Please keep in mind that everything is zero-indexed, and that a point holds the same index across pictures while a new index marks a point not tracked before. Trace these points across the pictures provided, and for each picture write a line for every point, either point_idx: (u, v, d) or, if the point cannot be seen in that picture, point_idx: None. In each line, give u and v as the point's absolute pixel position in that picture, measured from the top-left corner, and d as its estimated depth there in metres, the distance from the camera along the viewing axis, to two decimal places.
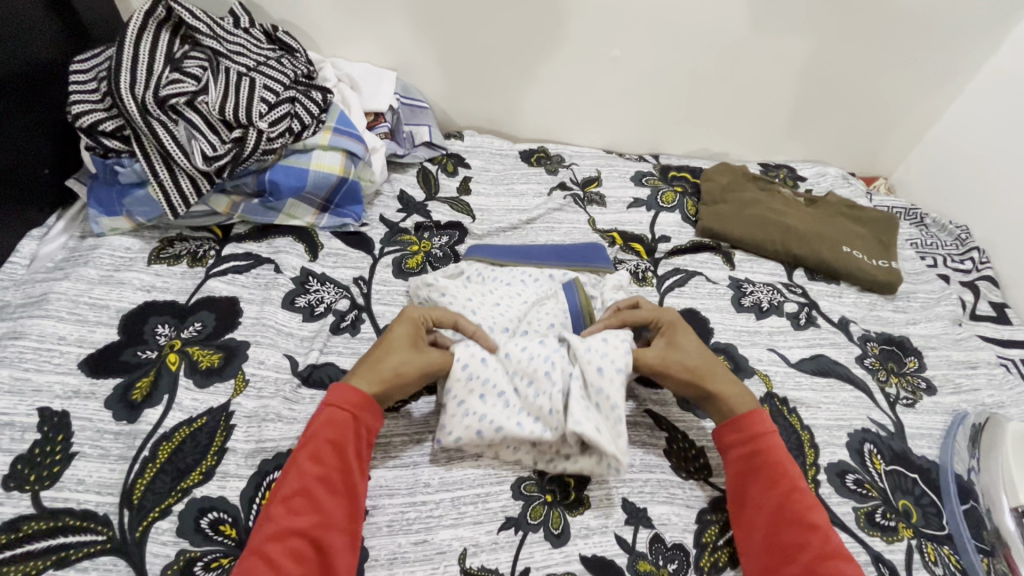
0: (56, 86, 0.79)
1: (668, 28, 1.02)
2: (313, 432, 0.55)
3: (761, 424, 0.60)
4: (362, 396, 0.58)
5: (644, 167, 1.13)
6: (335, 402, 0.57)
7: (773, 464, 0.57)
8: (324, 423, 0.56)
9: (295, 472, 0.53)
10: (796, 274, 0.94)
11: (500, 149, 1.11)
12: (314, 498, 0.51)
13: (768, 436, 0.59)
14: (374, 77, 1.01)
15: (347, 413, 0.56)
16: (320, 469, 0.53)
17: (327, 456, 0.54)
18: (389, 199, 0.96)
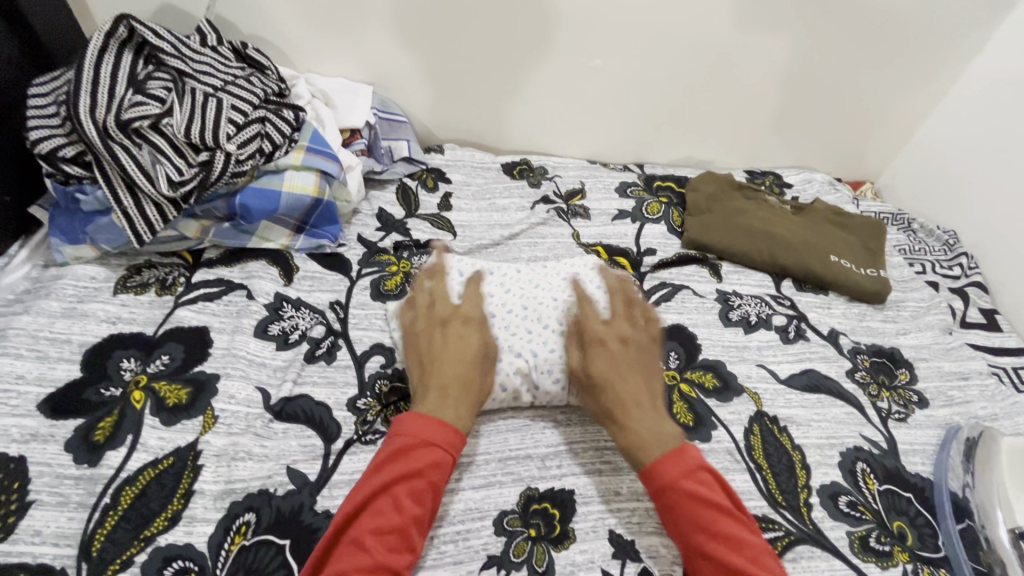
0: (13, 110, 0.76)
1: (650, 35, 1.00)
2: (418, 467, 0.54)
3: (668, 472, 0.55)
4: (455, 434, 0.57)
5: (628, 177, 1.11)
6: (439, 440, 0.55)
7: (688, 516, 0.53)
8: (429, 461, 0.54)
9: (396, 507, 0.51)
10: (784, 285, 0.92)
11: (481, 162, 1.09)
12: (409, 538, 0.51)
13: (677, 484, 0.55)
14: (349, 92, 0.99)
15: (448, 456, 0.56)
16: (420, 510, 0.52)
17: (427, 498, 0.53)
18: (367, 217, 0.94)
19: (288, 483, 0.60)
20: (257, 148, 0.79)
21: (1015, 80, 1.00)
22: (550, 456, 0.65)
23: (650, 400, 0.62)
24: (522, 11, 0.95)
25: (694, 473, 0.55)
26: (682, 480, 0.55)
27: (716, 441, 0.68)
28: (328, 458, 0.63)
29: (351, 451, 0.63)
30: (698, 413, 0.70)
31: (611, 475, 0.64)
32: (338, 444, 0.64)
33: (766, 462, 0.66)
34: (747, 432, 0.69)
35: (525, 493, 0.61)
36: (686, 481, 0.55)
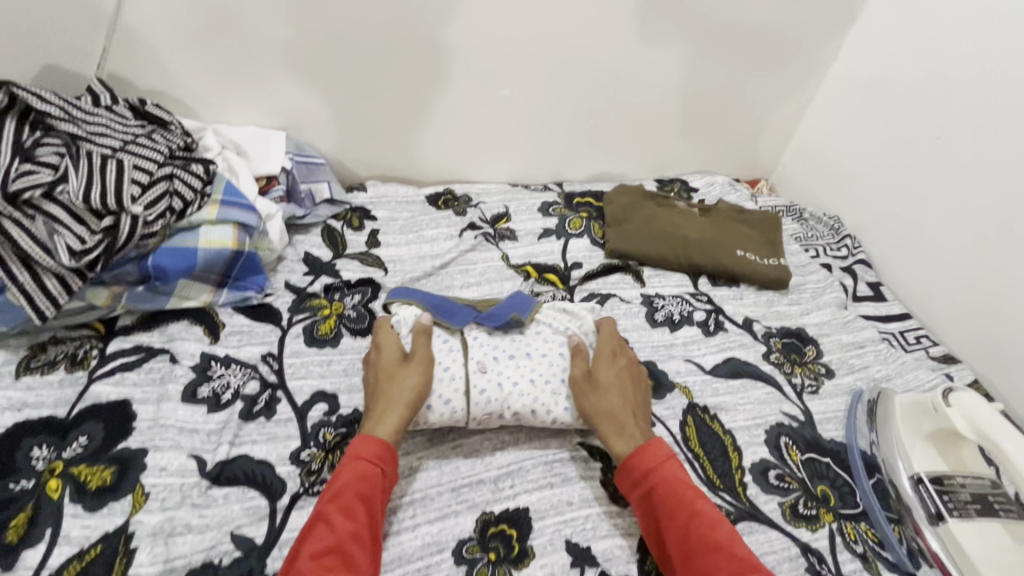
0: None
1: (552, 63, 1.06)
2: (344, 484, 0.56)
3: (652, 457, 0.62)
4: (383, 445, 0.60)
5: (549, 197, 1.17)
6: (364, 453, 0.59)
7: (670, 494, 0.59)
8: (355, 476, 0.57)
9: (327, 528, 0.53)
10: (701, 282, 0.99)
11: (406, 196, 1.11)
12: (349, 555, 0.51)
13: (659, 468, 0.61)
14: (261, 140, 0.98)
15: (375, 467, 0.58)
16: (354, 524, 0.53)
17: (359, 510, 0.55)
18: (293, 263, 0.93)
19: (234, 551, 0.57)
20: (167, 206, 0.77)
21: (871, 80, 1.15)
22: (501, 478, 0.66)
23: (634, 412, 0.67)
24: (425, 46, 0.99)
25: (668, 463, 0.62)
26: (664, 464, 0.61)
27: None
28: (275, 516, 0.61)
29: (299, 506, 0.62)
30: None
31: (563, 486, 0.66)
32: (284, 501, 0.62)
33: (703, 450, 0.71)
34: (682, 424, 0.74)
35: (482, 518, 0.62)
36: (667, 466, 0.61)
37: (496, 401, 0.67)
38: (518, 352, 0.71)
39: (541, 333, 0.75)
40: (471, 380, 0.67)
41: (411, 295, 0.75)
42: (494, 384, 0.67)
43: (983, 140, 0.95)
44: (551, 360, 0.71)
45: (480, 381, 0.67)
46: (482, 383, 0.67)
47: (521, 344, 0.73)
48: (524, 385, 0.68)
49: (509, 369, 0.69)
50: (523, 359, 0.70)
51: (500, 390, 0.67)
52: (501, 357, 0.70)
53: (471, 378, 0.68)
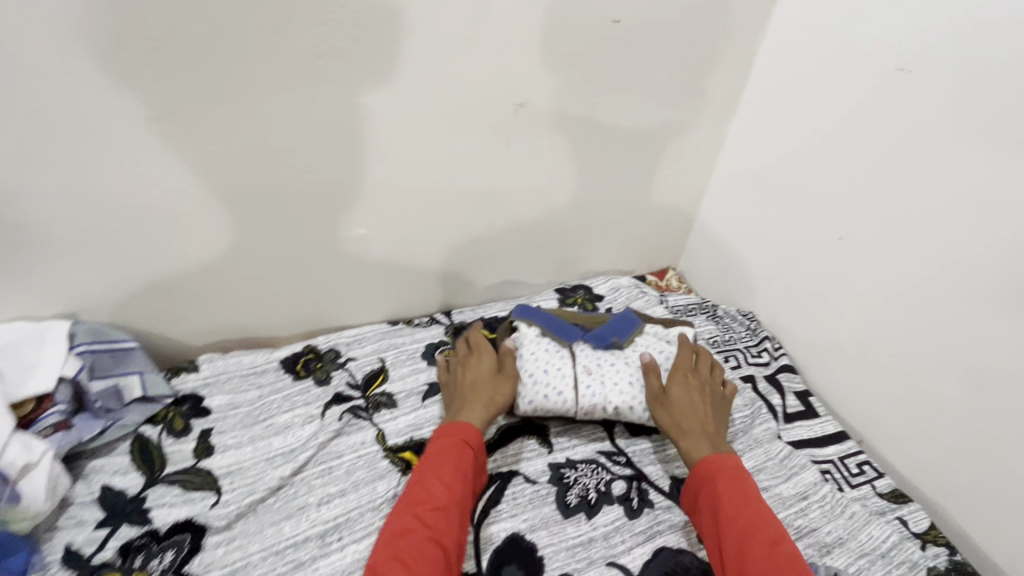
0: None
1: (414, 193, 0.89)
2: (449, 458, 0.69)
3: (720, 462, 0.68)
4: (472, 428, 0.73)
5: (435, 335, 0.99)
6: (457, 432, 0.72)
7: (735, 491, 0.65)
8: (444, 452, 0.70)
9: (438, 488, 0.65)
10: (617, 434, 0.84)
11: (253, 366, 0.89)
12: (447, 516, 0.63)
13: (717, 473, 0.67)
14: (30, 343, 0.74)
15: (461, 442, 0.71)
16: (452, 490, 0.66)
17: (455, 483, 0.66)
18: (82, 507, 0.69)
19: None
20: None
21: None
22: None
23: (705, 416, 0.76)
24: (240, 199, 0.79)
25: (738, 472, 0.67)
26: (729, 469, 0.67)
27: None
28: None
29: None
30: None
31: None
32: None
33: None
34: None
35: None
36: (732, 470, 0.67)
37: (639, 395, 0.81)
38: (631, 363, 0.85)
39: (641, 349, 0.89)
40: (580, 380, 0.82)
41: (530, 315, 0.91)
42: (602, 383, 0.82)
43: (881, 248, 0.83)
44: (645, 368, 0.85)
45: (587, 380, 0.82)
46: (599, 381, 0.82)
47: (621, 360, 0.86)
48: (611, 392, 0.81)
49: (610, 373, 0.83)
50: (622, 367, 0.84)
51: (603, 388, 0.81)
52: (604, 364, 0.84)
53: (579, 377, 0.82)
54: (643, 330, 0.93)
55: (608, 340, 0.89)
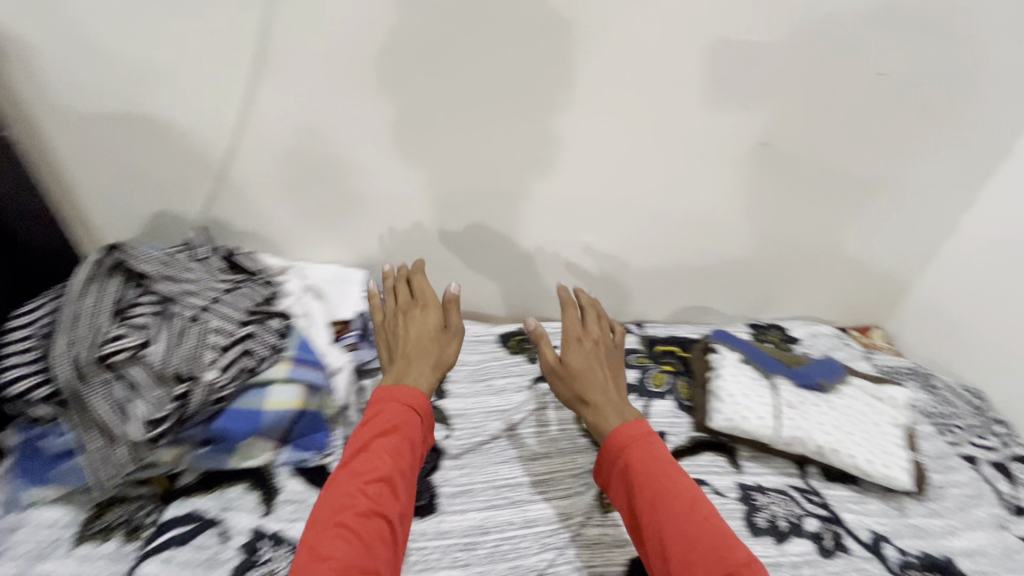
0: None
1: (640, 211, 1.00)
2: (391, 425, 0.70)
3: (632, 434, 0.71)
4: (417, 395, 0.74)
5: (630, 342, 1.07)
6: (408, 403, 0.73)
7: (645, 466, 0.67)
8: (388, 420, 0.71)
9: (377, 457, 0.66)
10: (810, 475, 0.84)
11: (477, 335, 1.06)
12: (391, 487, 0.65)
13: (633, 448, 0.69)
14: (341, 281, 0.98)
15: (405, 410, 0.72)
16: (400, 461, 0.67)
17: (402, 453, 0.68)
18: (357, 413, 0.88)
19: None
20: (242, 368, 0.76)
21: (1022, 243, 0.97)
22: None
23: (613, 390, 0.79)
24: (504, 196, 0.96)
25: (644, 441, 0.70)
26: (644, 436, 0.70)
27: None
28: None
29: None
30: None
31: None
32: None
33: None
34: None
35: None
36: (645, 451, 0.69)
37: (845, 444, 0.82)
38: (839, 410, 0.86)
39: (849, 396, 0.89)
40: (784, 414, 0.85)
41: (731, 344, 0.97)
42: (807, 423, 0.84)
43: None
44: (853, 419, 0.85)
45: (791, 416, 0.84)
46: (803, 420, 0.84)
47: (827, 403, 0.87)
48: (814, 428, 0.83)
49: (814, 415, 0.85)
50: (828, 411, 0.85)
51: (807, 428, 0.83)
52: (809, 404, 0.86)
53: (782, 411, 0.85)
54: (850, 380, 0.92)
55: (813, 382, 0.90)
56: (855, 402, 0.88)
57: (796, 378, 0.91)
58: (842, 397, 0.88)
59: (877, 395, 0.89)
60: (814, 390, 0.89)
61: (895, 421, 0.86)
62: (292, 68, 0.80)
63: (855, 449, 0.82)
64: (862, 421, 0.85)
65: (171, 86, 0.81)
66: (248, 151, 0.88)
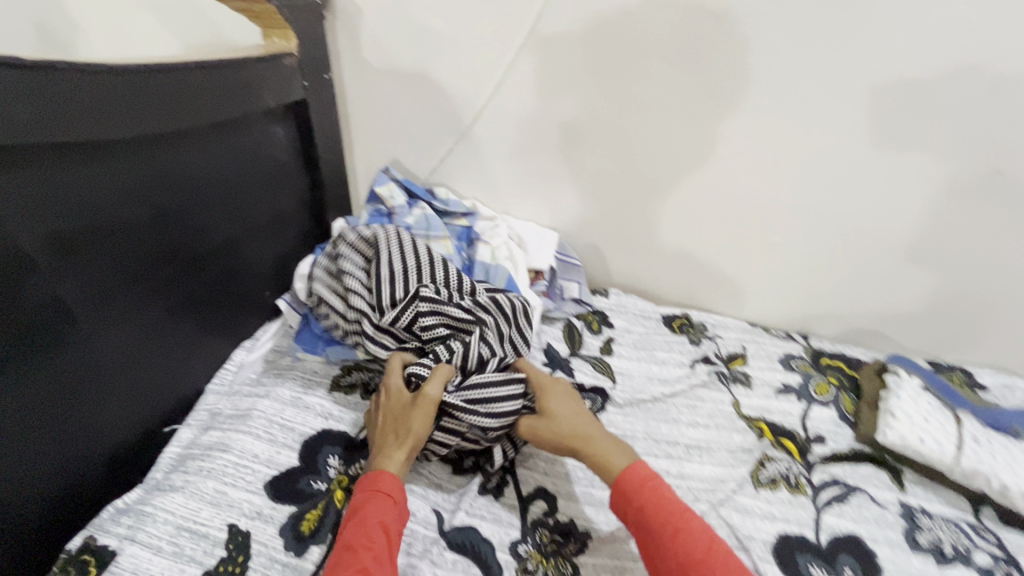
0: (282, 227, 1.01)
1: (836, 220, 1.01)
2: (362, 511, 0.65)
3: (633, 480, 0.66)
4: (393, 478, 0.69)
5: (794, 349, 1.08)
6: (378, 488, 0.67)
7: (654, 508, 0.63)
8: (362, 508, 0.65)
9: (349, 547, 0.60)
10: (984, 514, 0.81)
11: (644, 310, 1.14)
12: (367, 567, 0.58)
13: (638, 491, 0.65)
14: (538, 236, 1.11)
15: (381, 495, 0.67)
16: (374, 544, 0.60)
17: (377, 534, 0.62)
18: (536, 350, 1.02)
19: None
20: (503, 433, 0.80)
21: None
22: None
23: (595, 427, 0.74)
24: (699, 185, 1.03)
25: (648, 484, 0.66)
26: (647, 481, 0.66)
27: None
28: None
29: None
30: None
31: None
32: None
33: None
34: None
35: None
36: (641, 493, 0.65)
37: None
38: None
39: None
40: (967, 444, 0.83)
41: (913, 368, 0.96)
42: (996, 462, 0.81)
43: None
44: None
45: (977, 449, 0.83)
46: (989, 457, 0.82)
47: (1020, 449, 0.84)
48: (1003, 470, 0.80)
49: (1006, 456, 0.82)
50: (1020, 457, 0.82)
51: (993, 464, 0.81)
52: (1001, 446, 0.84)
53: (966, 442, 0.84)
54: None
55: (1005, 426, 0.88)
56: None
57: (985, 419, 0.89)
58: None
59: None
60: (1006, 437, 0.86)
61: None
62: (554, 49, 0.95)
63: None
64: None
65: (449, 54, 1.00)
66: (494, 114, 1.04)
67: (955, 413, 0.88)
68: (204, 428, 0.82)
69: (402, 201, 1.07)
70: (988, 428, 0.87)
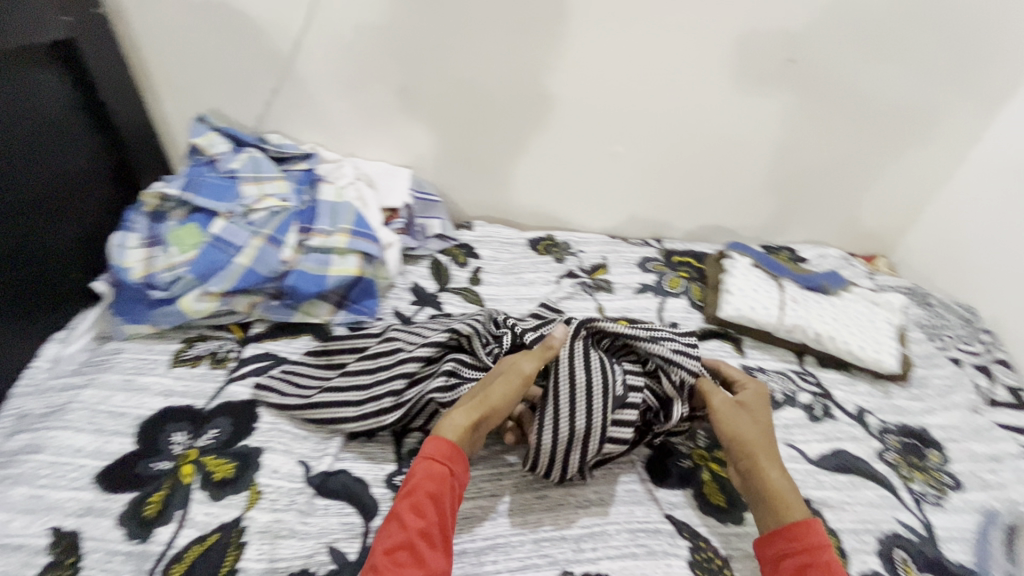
0: (76, 196, 0.87)
1: (667, 124, 1.06)
2: (413, 484, 0.59)
3: (806, 538, 0.57)
4: (453, 446, 0.62)
5: (649, 252, 1.15)
6: (432, 453, 0.61)
7: (801, 571, 0.55)
8: (424, 476, 0.60)
9: (400, 525, 0.56)
10: (806, 362, 0.93)
11: (509, 238, 1.15)
12: (418, 553, 0.54)
13: (815, 550, 0.56)
14: (389, 174, 1.07)
15: (443, 467, 0.61)
16: (424, 523, 0.56)
17: (430, 509, 0.57)
18: (402, 290, 0.99)
19: (328, 563, 0.61)
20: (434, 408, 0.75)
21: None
22: (584, 537, 0.65)
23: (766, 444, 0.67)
24: (536, 104, 1.03)
25: (824, 549, 0.56)
26: (819, 543, 0.57)
27: (750, 525, 0.68)
28: (368, 536, 0.63)
29: None
30: (731, 495, 0.71)
31: (647, 560, 0.63)
32: (376, 522, 0.65)
33: None
34: None
35: None
36: (822, 552, 0.56)
37: (843, 334, 0.92)
38: (842, 309, 0.96)
39: (848, 299, 1.00)
40: (788, 306, 0.94)
41: (745, 251, 1.06)
42: (810, 315, 0.94)
43: None
44: (851, 315, 0.95)
45: (795, 308, 0.94)
46: (805, 312, 0.94)
47: (829, 301, 0.97)
48: (814, 319, 0.93)
49: (818, 309, 0.95)
50: (828, 308, 0.96)
51: (808, 317, 0.93)
52: (814, 302, 0.97)
53: (787, 303, 0.95)
54: (851, 288, 1.02)
55: (818, 285, 1.01)
56: (854, 307, 0.97)
57: (802, 282, 1.01)
58: (839, 298, 0.99)
59: (875, 304, 0.99)
60: (818, 294, 1.00)
61: (887, 321, 0.96)
62: None
63: (855, 338, 0.92)
64: (859, 315, 0.96)
65: None
66: (315, 43, 0.96)
67: (778, 282, 1.00)
68: (10, 434, 0.71)
69: (227, 148, 0.96)
70: (804, 289, 0.99)
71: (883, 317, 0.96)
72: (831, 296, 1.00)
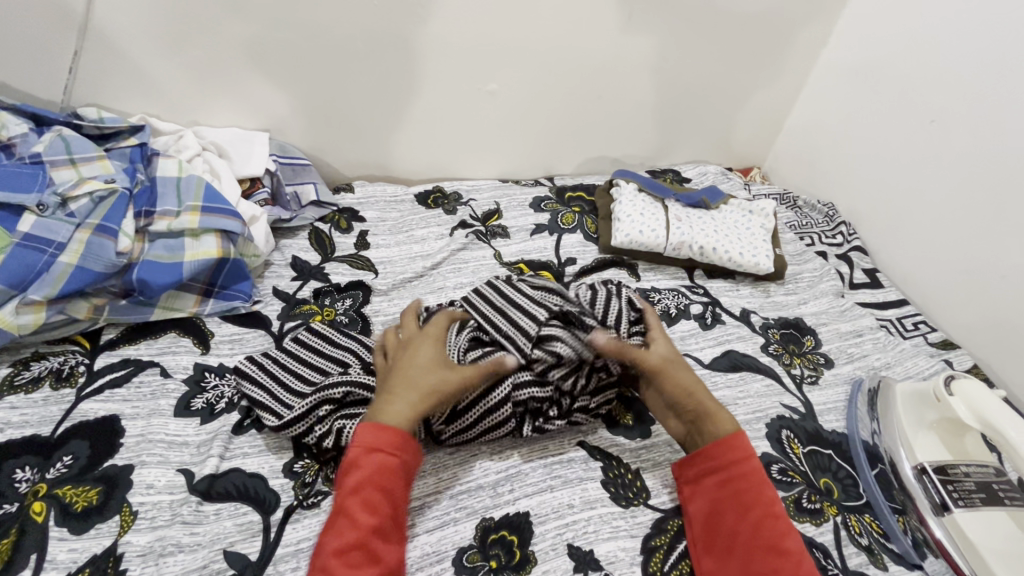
0: None
1: (540, 56, 1.02)
2: (362, 477, 0.55)
3: (738, 450, 0.61)
4: (399, 433, 0.57)
5: (541, 192, 1.13)
6: (382, 444, 0.56)
7: (737, 489, 0.59)
8: (368, 468, 0.55)
9: (349, 522, 0.52)
10: (695, 275, 0.98)
11: (395, 195, 1.08)
12: (373, 550, 0.51)
13: (744, 462, 0.60)
14: (243, 141, 0.96)
15: (390, 455, 0.56)
16: (377, 519, 0.53)
17: (383, 503, 0.54)
18: (281, 267, 0.91)
19: (227, 569, 0.55)
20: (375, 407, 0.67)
21: (864, 68, 1.11)
22: (500, 482, 0.65)
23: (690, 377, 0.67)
24: (396, 47, 0.94)
25: (751, 460, 0.61)
26: (745, 458, 0.60)
27: (656, 434, 0.72)
28: (269, 531, 0.59)
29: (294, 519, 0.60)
30: (637, 411, 0.74)
31: (563, 490, 0.64)
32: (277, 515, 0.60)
33: None
34: None
35: (481, 524, 0.61)
36: (747, 464, 0.60)
37: (725, 245, 0.97)
38: (722, 222, 1.01)
39: (726, 212, 1.05)
40: (673, 224, 0.97)
41: (631, 177, 1.07)
42: (695, 230, 0.97)
43: (952, 140, 0.96)
44: (730, 225, 1.01)
45: (680, 225, 0.97)
46: (689, 229, 0.97)
47: (709, 215, 1.02)
48: (697, 234, 0.97)
49: (700, 224, 0.99)
50: (709, 221, 1.00)
51: (693, 232, 0.96)
52: (697, 218, 1.00)
53: (672, 222, 0.98)
54: (729, 201, 1.07)
55: (699, 201, 1.04)
56: (733, 219, 1.03)
57: (685, 201, 1.05)
58: (718, 211, 1.04)
59: (750, 211, 1.05)
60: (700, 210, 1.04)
61: (762, 226, 1.02)
62: None
63: (736, 246, 0.97)
64: (737, 225, 1.01)
65: None
66: None
67: (663, 204, 1.03)
68: None
69: (26, 128, 0.79)
70: (686, 207, 1.03)
71: (759, 223, 1.02)
72: (712, 210, 1.04)
